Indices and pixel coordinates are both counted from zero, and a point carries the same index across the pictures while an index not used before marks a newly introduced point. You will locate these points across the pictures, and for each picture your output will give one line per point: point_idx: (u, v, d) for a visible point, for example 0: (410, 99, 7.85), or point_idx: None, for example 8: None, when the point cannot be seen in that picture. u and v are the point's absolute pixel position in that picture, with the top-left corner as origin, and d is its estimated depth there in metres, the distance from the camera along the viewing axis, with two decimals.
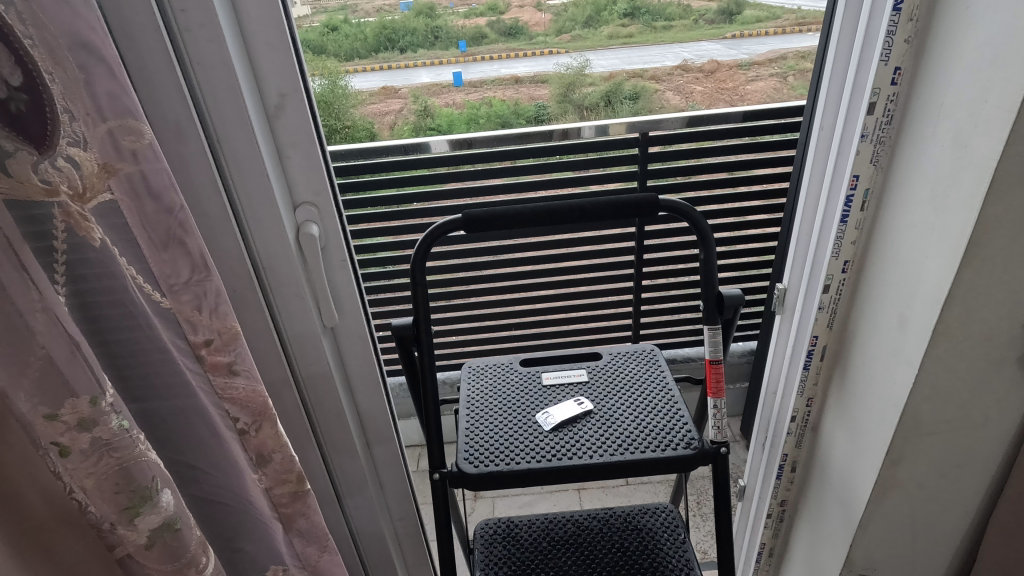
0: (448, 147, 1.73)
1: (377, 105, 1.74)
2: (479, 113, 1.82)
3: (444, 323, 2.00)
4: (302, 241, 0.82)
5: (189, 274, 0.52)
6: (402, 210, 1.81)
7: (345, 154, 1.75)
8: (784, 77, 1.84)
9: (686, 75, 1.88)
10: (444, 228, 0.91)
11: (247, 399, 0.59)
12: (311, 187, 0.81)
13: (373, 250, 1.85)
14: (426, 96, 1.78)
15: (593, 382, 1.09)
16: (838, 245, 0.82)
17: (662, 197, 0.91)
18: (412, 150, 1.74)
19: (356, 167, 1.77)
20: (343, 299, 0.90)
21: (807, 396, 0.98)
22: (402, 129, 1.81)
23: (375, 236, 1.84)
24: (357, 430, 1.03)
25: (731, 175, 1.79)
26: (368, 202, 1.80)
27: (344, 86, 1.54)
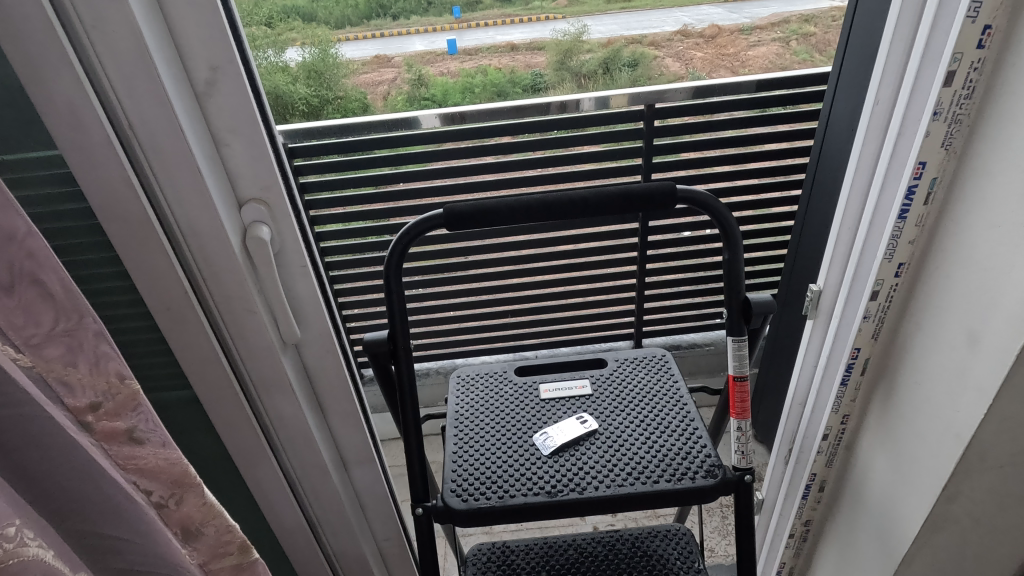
0: (440, 122, 1.54)
1: (369, 74, 1.62)
2: (474, 82, 1.65)
3: (434, 312, 1.88)
4: (249, 246, 0.68)
5: (52, 322, 0.39)
6: (384, 192, 1.63)
7: (326, 130, 1.54)
8: (787, 41, 1.77)
9: (686, 41, 1.78)
10: (423, 226, 0.77)
11: (161, 467, 0.46)
12: (257, 181, 0.67)
13: (359, 235, 1.69)
14: (420, 63, 1.64)
15: (597, 396, 0.96)
16: (892, 245, 0.68)
17: (680, 186, 0.77)
18: (400, 126, 1.54)
19: (340, 145, 1.56)
20: (305, 311, 0.77)
21: (843, 413, 0.85)
22: (395, 100, 1.65)
23: (359, 221, 1.67)
24: (330, 453, 0.91)
25: (741, 150, 1.64)
26: (346, 184, 1.61)
27: (336, 55, 1.54)
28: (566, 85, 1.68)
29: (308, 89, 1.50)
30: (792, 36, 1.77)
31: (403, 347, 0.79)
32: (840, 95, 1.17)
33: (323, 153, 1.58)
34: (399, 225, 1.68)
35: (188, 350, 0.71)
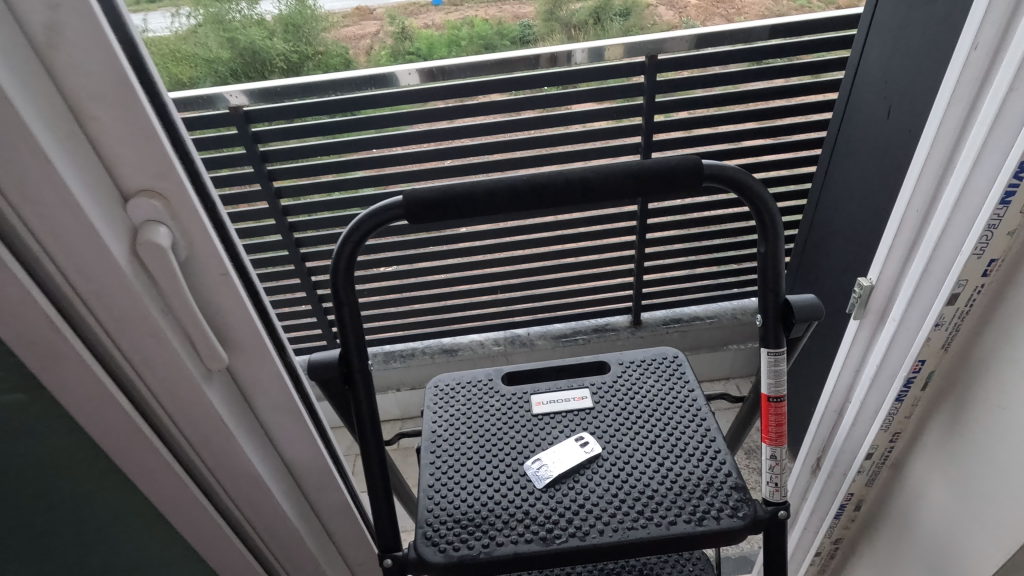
0: (420, 78, 1.32)
1: (351, 27, 1.65)
2: (461, 34, 1.58)
3: (416, 290, 1.71)
4: (141, 254, 0.51)
5: None
6: (352, 160, 1.43)
7: (285, 91, 1.31)
8: None
9: None
10: (378, 218, 0.60)
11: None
12: (144, 167, 0.50)
13: (328, 208, 1.50)
14: (404, 18, 1.72)
15: (599, 410, 0.82)
16: (987, 236, 0.53)
17: (709, 162, 0.59)
18: (376, 84, 1.32)
19: (300, 107, 1.35)
20: (231, 326, 0.61)
21: (893, 431, 0.71)
22: (379, 55, 1.47)
23: (326, 192, 1.48)
24: (283, 486, 0.76)
25: (754, 107, 1.45)
26: (309, 151, 1.41)
27: (314, 7, 1.64)
28: (556, 36, 1.49)
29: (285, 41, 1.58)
30: None
31: (361, 371, 0.64)
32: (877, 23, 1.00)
33: (278, 118, 1.36)
34: (372, 197, 1.50)
35: (70, 393, 0.54)
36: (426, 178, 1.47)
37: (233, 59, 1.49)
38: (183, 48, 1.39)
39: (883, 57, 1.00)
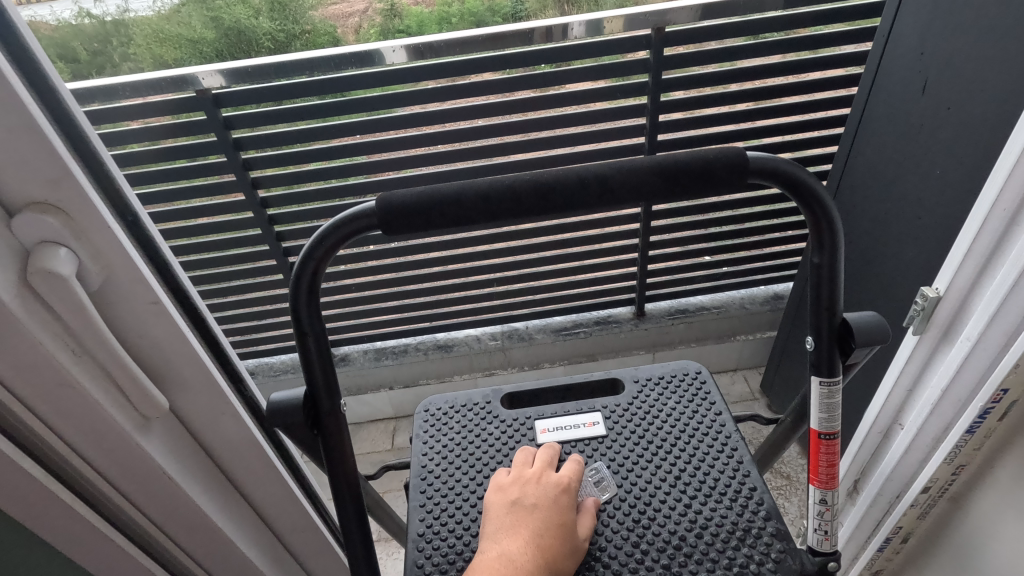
0: (407, 56, 1.18)
1: (340, 6, 1.52)
2: (451, 11, 1.46)
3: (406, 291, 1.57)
4: (37, 287, 0.40)
5: None
6: (333, 147, 1.31)
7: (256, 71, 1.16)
8: None
9: None
10: (347, 228, 0.49)
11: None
12: (30, 172, 0.38)
13: (307, 200, 1.37)
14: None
15: (613, 438, 0.71)
16: None
17: (754, 155, 0.48)
18: (358, 62, 1.18)
19: (273, 91, 1.22)
20: (168, 362, 0.50)
21: (957, 464, 0.62)
22: (366, 33, 1.37)
23: (305, 183, 1.35)
24: (251, 534, 0.66)
25: (769, 84, 1.33)
26: (283, 139, 1.27)
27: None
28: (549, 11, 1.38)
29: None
30: None
31: (331, 411, 0.54)
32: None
33: (248, 103, 1.23)
34: (355, 188, 1.37)
35: None
36: (414, 166, 1.34)
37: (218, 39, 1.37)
38: (167, 29, 1.36)
39: (917, 28, 0.87)
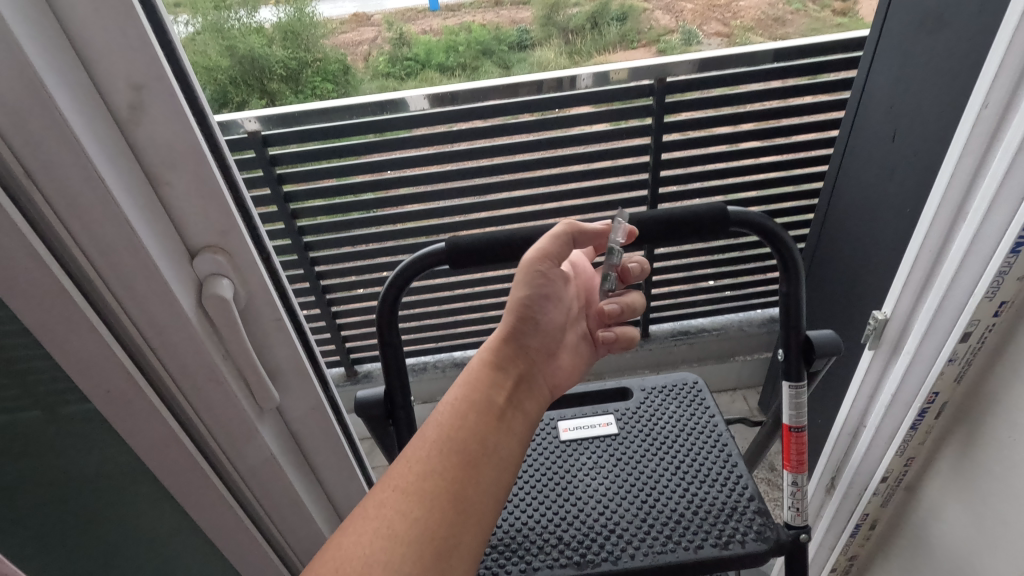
0: (429, 103, 1.37)
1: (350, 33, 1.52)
2: (458, 39, 1.58)
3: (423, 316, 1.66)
4: (208, 307, 0.55)
5: None
6: (359, 180, 1.46)
7: (302, 114, 1.36)
8: None
9: None
10: (420, 264, 0.64)
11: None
12: (211, 226, 0.54)
13: (342, 227, 1.52)
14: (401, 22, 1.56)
15: (623, 436, 0.85)
16: (996, 281, 0.57)
17: (734, 209, 0.63)
18: (386, 109, 1.38)
19: (317, 132, 1.39)
20: (283, 367, 0.65)
21: (908, 457, 0.75)
22: (377, 62, 1.54)
23: (342, 213, 1.50)
24: (325, 511, 0.81)
25: (759, 125, 1.46)
26: (326, 172, 1.44)
27: (313, 13, 1.46)
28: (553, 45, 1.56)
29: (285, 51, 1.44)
30: None
31: (401, 404, 0.69)
32: (878, 59, 1.02)
33: (296, 141, 1.39)
34: (385, 217, 1.52)
35: (141, 438, 0.58)
36: (438, 197, 1.50)
37: (231, 68, 1.34)
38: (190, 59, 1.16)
39: (881, 93, 1.02)
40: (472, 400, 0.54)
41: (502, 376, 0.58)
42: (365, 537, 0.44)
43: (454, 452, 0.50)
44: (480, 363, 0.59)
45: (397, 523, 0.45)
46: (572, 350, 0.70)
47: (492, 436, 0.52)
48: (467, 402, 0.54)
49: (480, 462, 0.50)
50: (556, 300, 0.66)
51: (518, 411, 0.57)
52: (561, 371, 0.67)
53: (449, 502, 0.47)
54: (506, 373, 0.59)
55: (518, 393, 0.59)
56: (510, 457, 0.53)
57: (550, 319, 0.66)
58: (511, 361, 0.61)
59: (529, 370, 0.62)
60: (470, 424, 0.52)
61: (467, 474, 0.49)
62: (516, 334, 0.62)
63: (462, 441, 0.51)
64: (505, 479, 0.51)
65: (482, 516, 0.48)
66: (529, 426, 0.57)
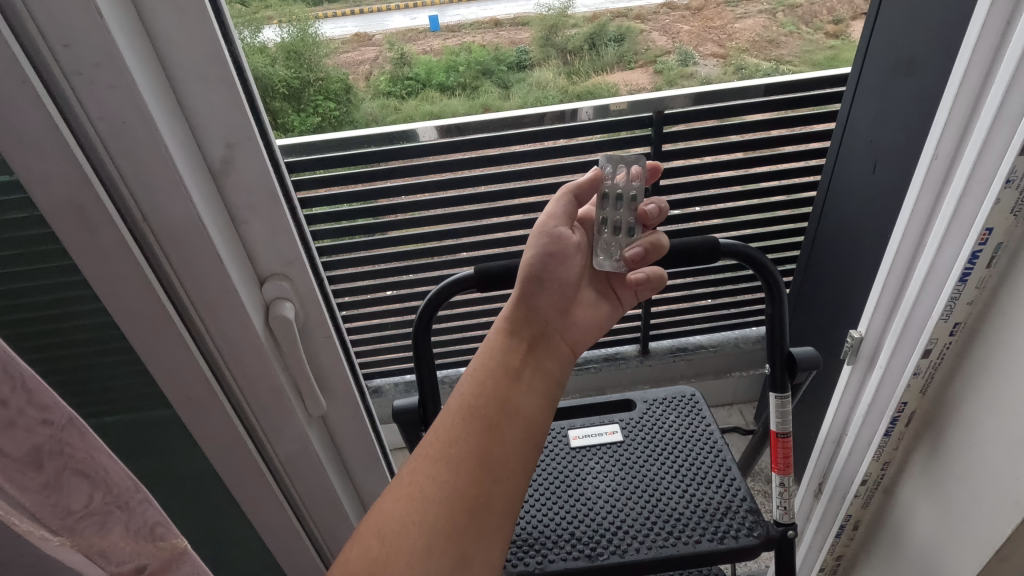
0: (438, 134, 1.38)
1: (351, 53, 1.62)
2: (458, 59, 1.75)
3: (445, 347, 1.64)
4: (274, 325, 0.66)
5: (88, 500, 0.37)
6: (378, 206, 1.45)
7: (317, 143, 1.36)
8: (773, 15, 1.83)
9: (673, 14, 1.83)
10: (453, 288, 0.75)
11: (136, 544, 0.39)
12: (279, 257, 0.64)
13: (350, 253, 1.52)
14: (402, 42, 1.73)
15: (628, 443, 0.94)
16: (950, 306, 0.66)
17: (724, 241, 0.73)
18: (397, 139, 1.37)
19: (331, 159, 1.38)
20: (328, 373, 0.75)
21: (883, 461, 0.84)
22: (378, 80, 1.65)
23: (349, 236, 1.48)
24: (354, 501, 0.91)
25: (751, 153, 1.53)
26: (335, 199, 1.43)
27: (315, 34, 1.55)
28: (552, 63, 1.72)
29: (288, 68, 1.31)
30: (779, 7, 1.87)
31: (431, 399, 0.80)
32: (858, 101, 1.11)
33: (300, 168, 1.39)
34: (391, 241, 1.50)
35: (211, 434, 0.68)
36: (445, 222, 1.49)
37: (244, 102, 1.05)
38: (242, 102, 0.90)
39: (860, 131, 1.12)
40: (489, 367, 0.59)
41: (517, 340, 0.62)
42: (401, 502, 0.51)
43: (475, 419, 0.55)
44: (496, 332, 0.63)
45: (426, 486, 0.51)
46: (588, 308, 0.72)
47: (510, 398, 0.57)
48: (484, 371, 0.58)
49: (501, 424, 0.55)
50: (568, 261, 0.69)
51: (538, 372, 0.61)
52: (579, 327, 0.70)
53: (473, 462, 0.52)
54: (522, 337, 0.63)
55: (535, 354, 0.63)
56: (531, 416, 0.57)
57: (562, 276, 0.69)
58: (525, 324, 0.64)
59: (545, 330, 0.66)
60: (488, 390, 0.57)
61: (488, 436, 0.54)
62: (527, 294, 0.66)
63: (481, 406, 0.55)
64: (527, 433, 0.56)
65: (504, 465, 0.53)
66: (551, 384, 0.61)
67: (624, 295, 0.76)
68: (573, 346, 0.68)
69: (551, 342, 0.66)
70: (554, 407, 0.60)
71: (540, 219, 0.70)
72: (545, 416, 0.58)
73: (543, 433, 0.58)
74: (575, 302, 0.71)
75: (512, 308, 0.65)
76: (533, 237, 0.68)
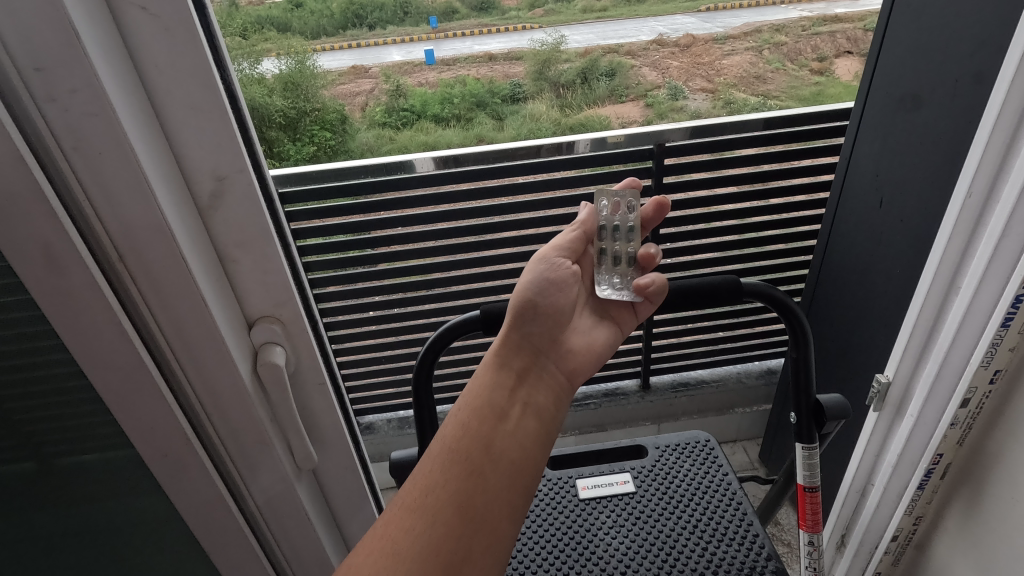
0: (435, 165, 1.33)
1: (347, 85, 1.61)
2: (454, 92, 1.75)
3: (440, 384, 1.58)
4: (261, 372, 0.60)
5: None
6: (370, 237, 1.40)
7: (310, 174, 1.30)
8: (760, 51, 1.87)
9: (662, 51, 1.91)
10: (457, 330, 0.69)
11: None
12: (269, 298, 0.59)
13: (342, 287, 1.46)
14: (399, 75, 1.77)
15: (641, 495, 0.88)
16: (991, 352, 0.62)
17: (746, 281, 0.69)
18: (392, 171, 1.32)
19: (326, 190, 1.33)
20: (320, 419, 0.70)
21: (916, 515, 0.78)
22: (374, 111, 1.65)
23: (342, 268, 1.43)
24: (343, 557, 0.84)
25: (753, 186, 1.50)
26: (329, 230, 1.37)
27: (314, 66, 1.52)
28: (545, 96, 1.73)
29: (286, 100, 1.34)
30: (764, 46, 1.89)
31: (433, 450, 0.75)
32: (862, 136, 1.08)
33: (292, 200, 1.34)
34: (383, 274, 1.45)
35: (190, 493, 0.62)
36: (441, 255, 1.45)
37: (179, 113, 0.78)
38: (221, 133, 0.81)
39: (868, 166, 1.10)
40: (475, 403, 0.52)
41: (507, 373, 0.55)
42: (372, 557, 0.45)
43: (455, 465, 0.48)
44: (484, 364, 0.56)
45: (398, 540, 0.45)
46: (588, 334, 0.64)
47: (495, 440, 0.49)
48: (469, 409, 0.51)
49: (484, 472, 0.48)
50: (569, 288, 0.61)
51: (531, 410, 0.53)
52: (580, 354, 0.62)
53: (451, 517, 0.46)
54: (513, 369, 0.56)
55: (529, 387, 0.55)
56: (519, 460, 0.49)
57: (564, 304, 0.61)
58: (517, 355, 0.57)
59: (539, 361, 0.58)
60: (470, 431, 0.50)
61: (468, 485, 0.47)
62: (519, 319, 0.58)
63: (462, 451, 0.49)
64: (516, 480, 0.49)
65: (487, 520, 0.46)
66: (546, 422, 0.54)
67: (626, 321, 0.68)
68: (573, 375, 0.60)
69: (546, 373, 0.58)
70: (548, 449, 0.53)
71: (542, 248, 0.63)
72: (538, 461, 0.51)
73: (536, 480, 0.50)
74: (574, 328, 0.63)
75: (502, 337, 0.58)
76: (532, 263, 0.61)
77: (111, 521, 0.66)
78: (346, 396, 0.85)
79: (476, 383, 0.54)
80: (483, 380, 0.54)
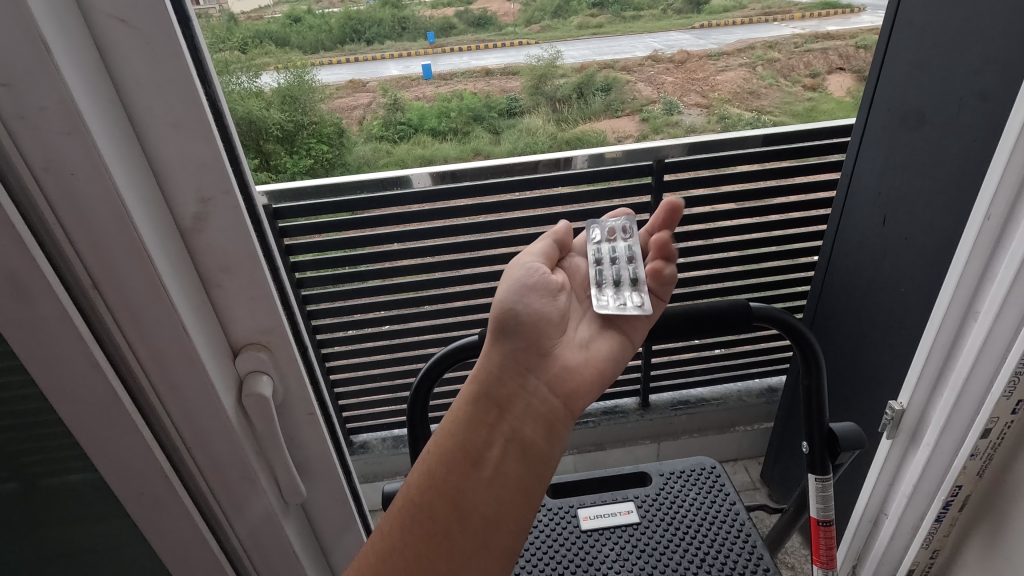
0: (432, 181, 1.30)
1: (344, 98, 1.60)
2: (450, 106, 1.74)
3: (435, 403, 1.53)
4: (247, 403, 0.57)
5: None
6: (365, 253, 1.37)
7: (302, 189, 1.27)
8: (754, 67, 1.86)
9: (656, 66, 1.95)
10: (454, 356, 0.66)
11: None
12: (255, 324, 0.56)
13: (334, 305, 1.43)
14: (396, 89, 1.77)
15: (645, 525, 0.84)
16: (1013, 382, 0.59)
17: (755, 304, 0.67)
18: (391, 185, 1.29)
19: (318, 206, 1.30)
20: (310, 450, 0.67)
21: (933, 547, 0.75)
22: (370, 124, 1.63)
23: (334, 285, 1.40)
24: None
25: (753, 203, 1.48)
26: (322, 246, 1.34)
27: (311, 80, 1.51)
28: (541, 110, 1.72)
29: (284, 113, 1.34)
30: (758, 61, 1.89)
31: None
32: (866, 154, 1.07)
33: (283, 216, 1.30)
34: (377, 290, 1.42)
35: (168, 530, 0.58)
36: (437, 271, 1.42)
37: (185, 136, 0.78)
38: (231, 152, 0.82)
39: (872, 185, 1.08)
40: (448, 447, 0.49)
41: (486, 407, 0.51)
42: None
43: (417, 523, 0.47)
44: (463, 395, 0.52)
45: None
46: (588, 347, 0.60)
47: (464, 492, 0.47)
48: (439, 455, 0.49)
49: (448, 531, 0.47)
50: (548, 295, 0.58)
51: (512, 451, 0.50)
52: (578, 374, 0.57)
53: None
54: (494, 400, 0.52)
55: (514, 420, 0.51)
56: (491, 513, 0.47)
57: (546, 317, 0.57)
58: (501, 382, 0.52)
59: (528, 385, 0.53)
60: (437, 483, 0.48)
61: (429, 547, 0.46)
62: (499, 343, 0.54)
63: (427, 509, 0.47)
64: (487, 533, 0.47)
65: None
66: (530, 460, 0.50)
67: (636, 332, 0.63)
68: (568, 398, 0.55)
69: (535, 399, 0.53)
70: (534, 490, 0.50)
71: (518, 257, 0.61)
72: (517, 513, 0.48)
73: (518, 535, 0.48)
74: (570, 342, 0.59)
75: (484, 359, 0.54)
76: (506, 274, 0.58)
77: (92, 555, 0.63)
78: (337, 422, 0.81)
79: (451, 420, 0.51)
80: (458, 418, 0.51)
